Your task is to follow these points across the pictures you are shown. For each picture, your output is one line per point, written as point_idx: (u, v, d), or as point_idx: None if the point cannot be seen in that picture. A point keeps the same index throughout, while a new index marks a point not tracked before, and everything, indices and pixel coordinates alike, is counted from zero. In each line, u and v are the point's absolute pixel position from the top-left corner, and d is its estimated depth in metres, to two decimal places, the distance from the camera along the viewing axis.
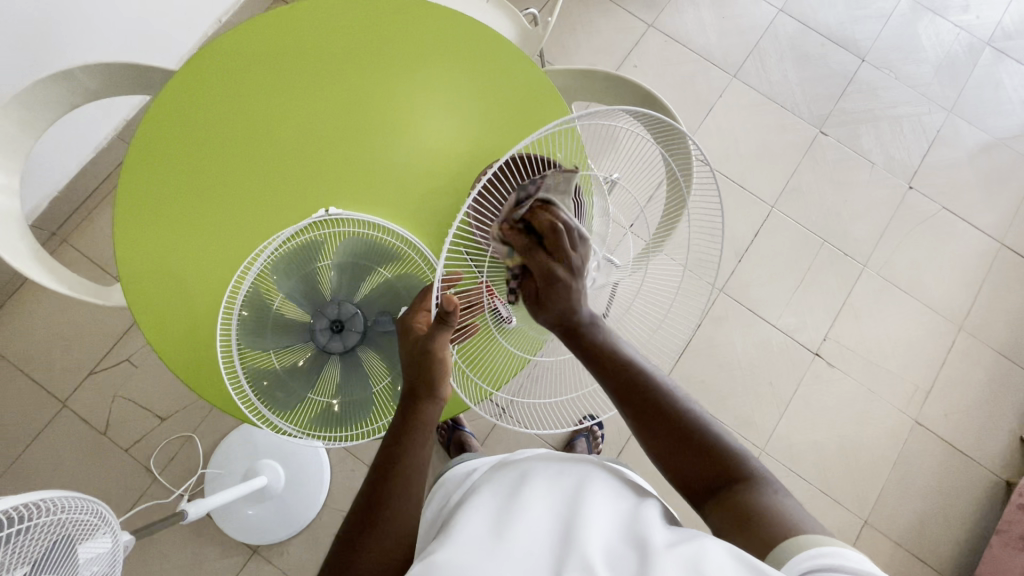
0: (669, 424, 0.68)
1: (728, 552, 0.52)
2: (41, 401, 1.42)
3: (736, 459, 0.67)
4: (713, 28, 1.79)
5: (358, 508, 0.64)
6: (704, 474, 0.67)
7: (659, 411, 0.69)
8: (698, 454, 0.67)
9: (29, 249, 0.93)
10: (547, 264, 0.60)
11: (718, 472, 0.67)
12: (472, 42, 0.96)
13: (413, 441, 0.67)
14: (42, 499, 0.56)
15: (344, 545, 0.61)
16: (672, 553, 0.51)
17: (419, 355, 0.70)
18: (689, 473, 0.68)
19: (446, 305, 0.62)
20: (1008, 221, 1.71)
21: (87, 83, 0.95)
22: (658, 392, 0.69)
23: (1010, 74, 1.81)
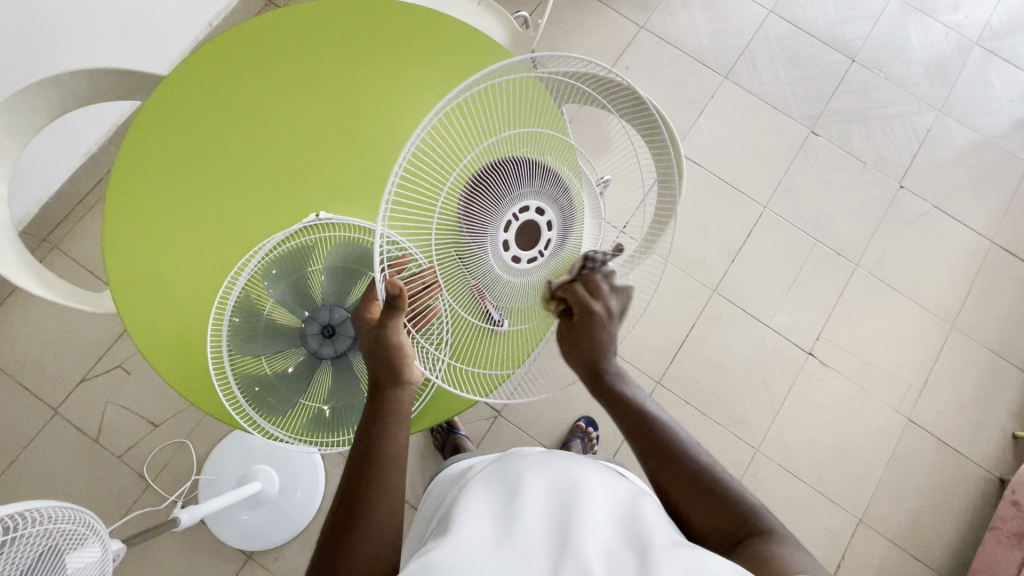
0: (684, 471, 0.69)
1: (728, 567, 0.52)
2: (33, 408, 1.41)
3: (751, 511, 0.66)
4: (704, 29, 1.80)
5: (340, 506, 0.63)
6: (716, 525, 0.66)
7: (674, 464, 0.69)
8: (712, 506, 0.67)
9: (18, 257, 0.92)
10: (586, 302, 0.67)
11: (732, 526, 0.65)
12: (463, 44, 0.96)
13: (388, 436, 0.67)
14: (28, 510, 0.56)
15: (331, 538, 0.62)
16: (671, 561, 0.51)
17: (376, 344, 0.69)
18: (700, 519, 0.67)
19: (390, 289, 0.63)
20: (999, 219, 1.72)
21: (76, 89, 0.94)
22: (672, 444, 0.71)
23: (998, 73, 1.82)
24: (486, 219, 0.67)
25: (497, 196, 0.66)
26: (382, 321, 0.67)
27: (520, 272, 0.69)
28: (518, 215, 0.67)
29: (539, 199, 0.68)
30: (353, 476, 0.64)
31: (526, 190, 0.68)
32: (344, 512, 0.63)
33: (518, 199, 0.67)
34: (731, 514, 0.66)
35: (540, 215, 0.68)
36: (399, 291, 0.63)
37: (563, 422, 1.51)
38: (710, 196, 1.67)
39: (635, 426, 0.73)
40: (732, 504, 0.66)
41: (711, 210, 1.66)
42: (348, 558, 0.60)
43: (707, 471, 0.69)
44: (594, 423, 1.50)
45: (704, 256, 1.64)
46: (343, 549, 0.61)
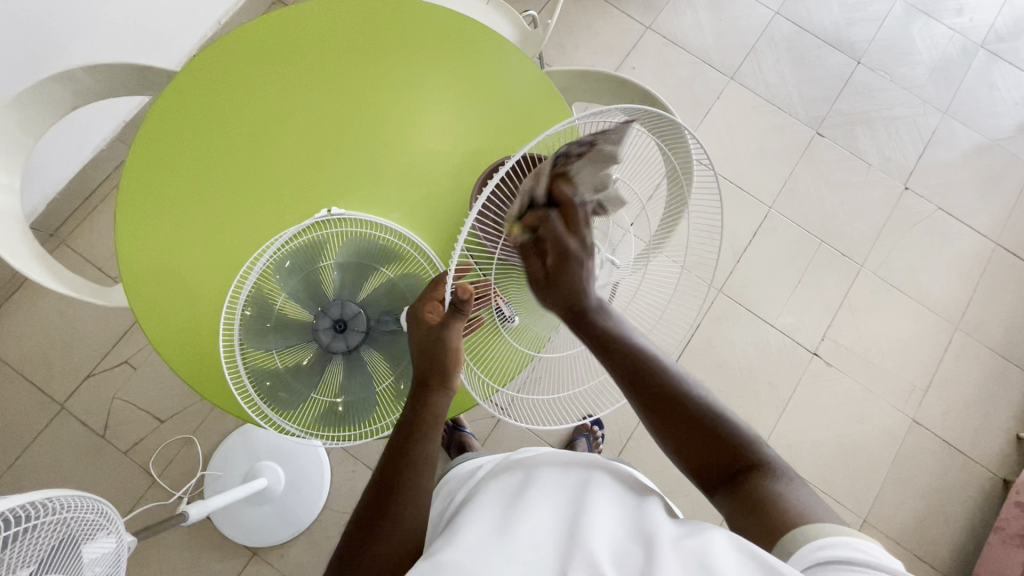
0: (676, 411, 0.67)
1: (730, 542, 0.52)
2: (40, 403, 1.41)
3: (745, 447, 0.66)
4: (710, 30, 1.80)
5: (367, 505, 0.64)
6: (713, 459, 0.67)
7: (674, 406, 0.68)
8: (705, 440, 0.67)
9: (31, 251, 0.92)
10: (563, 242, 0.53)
11: (728, 458, 0.66)
12: (472, 42, 0.97)
13: (422, 435, 0.67)
14: (48, 499, 0.56)
15: (355, 532, 0.63)
16: (676, 549, 0.51)
17: (432, 344, 0.68)
18: (699, 458, 0.67)
19: (462, 294, 0.61)
20: (1003, 221, 1.73)
21: (90, 84, 0.95)
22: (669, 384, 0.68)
23: (1003, 76, 1.83)
24: None
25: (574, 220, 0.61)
26: (443, 324, 0.66)
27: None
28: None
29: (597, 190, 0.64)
30: (385, 476, 0.65)
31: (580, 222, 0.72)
32: (370, 512, 0.64)
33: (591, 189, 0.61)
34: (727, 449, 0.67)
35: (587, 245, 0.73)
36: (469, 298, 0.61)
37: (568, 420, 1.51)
38: None
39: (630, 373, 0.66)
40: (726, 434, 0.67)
41: None
42: (369, 551, 0.61)
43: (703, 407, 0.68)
44: (599, 422, 1.51)
45: None
46: (362, 551, 0.61)
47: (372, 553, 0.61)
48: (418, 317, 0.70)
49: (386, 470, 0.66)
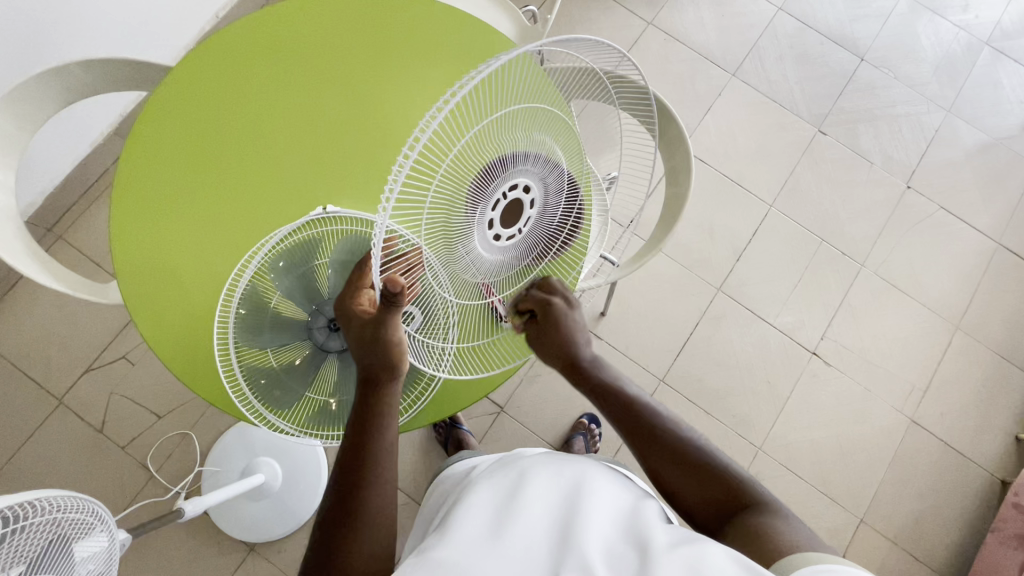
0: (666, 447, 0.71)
1: (729, 558, 0.51)
2: (37, 398, 1.41)
3: (736, 483, 0.68)
4: (712, 27, 1.78)
5: (333, 499, 0.64)
6: (710, 497, 0.68)
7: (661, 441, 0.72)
8: (689, 475, 0.70)
9: (26, 247, 0.92)
10: (542, 298, 0.77)
11: (722, 496, 0.68)
12: (470, 43, 0.96)
13: (375, 426, 0.68)
14: (38, 499, 0.56)
15: (324, 534, 0.62)
16: (669, 556, 0.51)
17: (371, 340, 0.68)
18: (683, 489, 0.70)
19: (391, 287, 0.60)
20: (1005, 221, 1.71)
21: (84, 80, 0.95)
22: (659, 425, 0.74)
23: (1008, 74, 1.81)
24: (474, 198, 0.62)
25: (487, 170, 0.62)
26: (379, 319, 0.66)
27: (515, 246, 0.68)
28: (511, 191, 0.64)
29: (526, 178, 0.65)
30: (348, 464, 0.65)
31: (520, 166, 0.64)
32: (350, 506, 0.63)
33: (506, 181, 0.63)
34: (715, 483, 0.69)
35: (525, 193, 0.65)
36: (403, 289, 0.61)
37: (566, 418, 1.51)
38: (716, 195, 1.67)
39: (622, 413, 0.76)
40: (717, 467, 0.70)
41: (717, 209, 1.66)
42: (350, 549, 0.61)
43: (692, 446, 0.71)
44: (596, 420, 1.50)
45: (709, 253, 1.63)
46: (340, 551, 0.61)
47: (352, 550, 0.61)
48: (351, 312, 0.71)
49: (351, 459, 0.66)
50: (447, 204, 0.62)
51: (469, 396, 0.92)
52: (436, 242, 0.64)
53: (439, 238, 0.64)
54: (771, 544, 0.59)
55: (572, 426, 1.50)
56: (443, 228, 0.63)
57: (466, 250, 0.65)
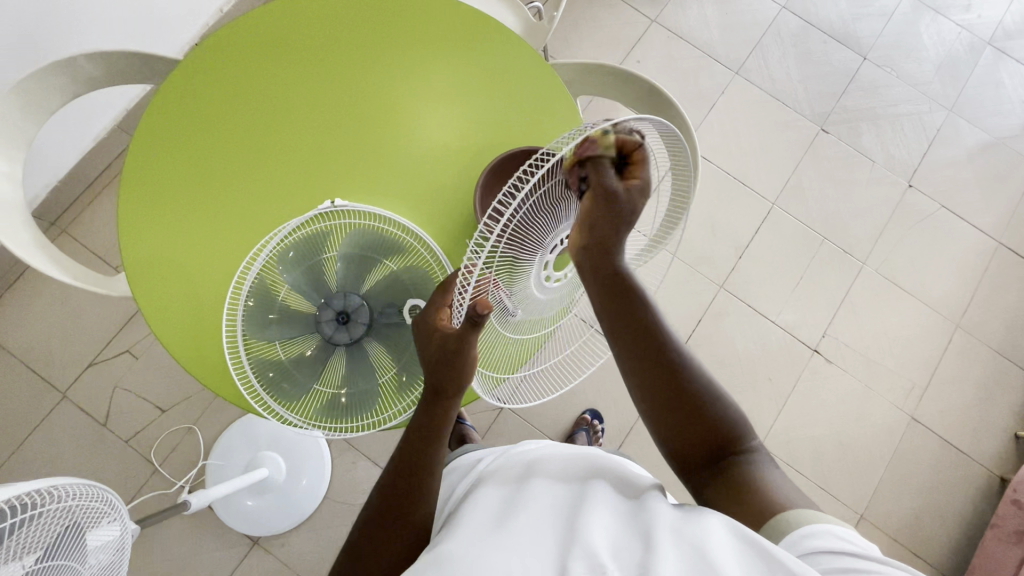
0: (671, 385, 0.70)
1: (731, 534, 0.52)
2: (40, 392, 1.41)
3: (732, 429, 0.70)
4: (716, 25, 1.79)
5: (378, 502, 0.67)
6: (701, 441, 0.69)
7: (668, 378, 0.70)
8: (682, 420, 0.70)
9: (33, 239, 0.92)
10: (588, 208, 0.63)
11: (717, 441, 0.69)
12: (474, 36, 0.96)
13: (422, 440, 0.69)
14: (52, 487, 0.56)
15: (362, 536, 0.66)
16: (674, 539, 0.51)
17: (450, 355, 0.66)
18: (673, 428, 0.70)
19: (480, 308, 0.59)
20: (1006, 220, 1.72)
21: (92, 72, 0.95)
22: (666, 356, 0.71)
23: (1010, 74, 1.82)
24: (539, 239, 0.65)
25: (555, 214, 0.64)
26: (461, 335, 0.64)
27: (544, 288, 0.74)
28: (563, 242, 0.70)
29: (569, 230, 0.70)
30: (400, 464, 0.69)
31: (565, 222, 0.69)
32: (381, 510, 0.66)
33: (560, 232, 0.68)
34: (702, 435, 0.70)
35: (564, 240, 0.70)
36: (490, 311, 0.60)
37: (568, 414, 1.52)
38: (718, 192, 1.67)
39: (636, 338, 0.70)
40: (712, 422, 0.70)
41: (719, 207, 1.66)
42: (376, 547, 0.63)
43: (695, 387, 0.70)
44: (598, 416, 1.51)
45: (712, 251, 1.64)
46: (371, 549, 0.64)
47: (381, 546, 0.63)
48: (435, 325, 0.68)
49: (396, 472, 0.68)
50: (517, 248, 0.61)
51: (473, 392, 0.94)
52: (501, 277, 0.63)
53: (503, 273, 0.63)
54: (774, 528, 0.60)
55: (575, 422, 1.51)
56: (509, 267, 0.63)
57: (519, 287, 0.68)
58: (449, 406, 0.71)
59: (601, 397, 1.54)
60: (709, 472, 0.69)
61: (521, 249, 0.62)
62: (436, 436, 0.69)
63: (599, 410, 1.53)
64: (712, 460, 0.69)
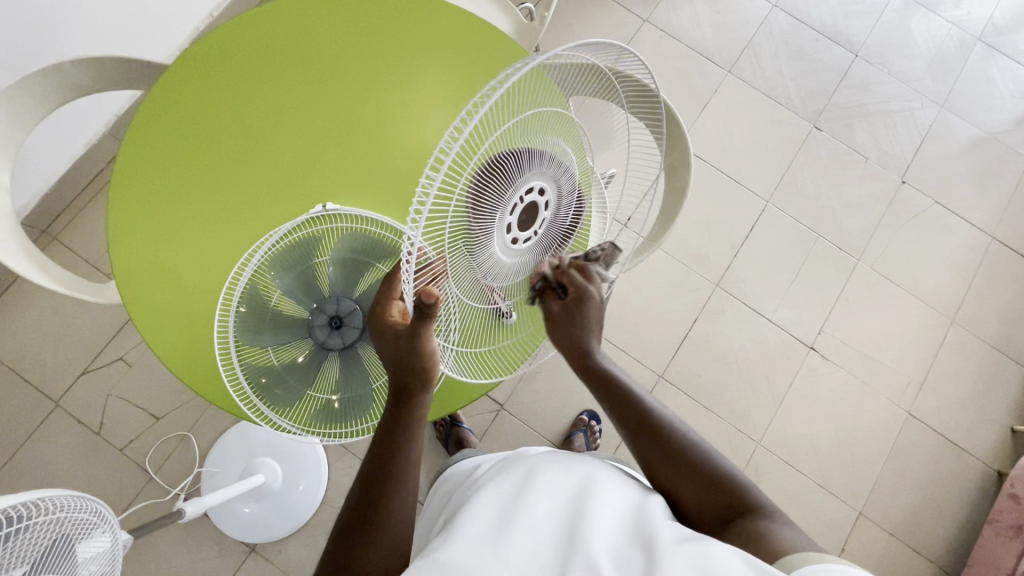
0: (676, 457, 0.71)
1: (737, 557, 0.52)
2: (33, 401, 1.40)
3: (740, 489, 0.68)
4: (708, 24, 1.79)
5: (354, 504, 0.64)
6: (706, 499, 0.68)
7: (660, 441, 0.72)
8: (691, 477, 0.69)
9: (22, 248, 0.91)
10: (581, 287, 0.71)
11: (723, 502, 0.68)
12: (464, 36, 0.96)
13: (407, 440, 0.68)
14: (41, 499, 0.55)
15: (342, 536, 0.63)
16: (676, 554, 0.51)
17: (407, 355, 0.66)
18: (675, 491, 0.70)
19: (425, 298, 0.58)
20: (999, 214, 1.73)
21: (79, 78, 0.94)
22: (658, 421, 0.74)
23: (1000, 69, 1.83)
24: (500, 201, 0.61)
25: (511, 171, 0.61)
26: (412, 331, 0.64)
27: (511, 252, 0.67)
28: (525, 194, 0.63)
29: (543, 180, 0.65)
30: (376, 461, 0.67)
31: (538, 169, 0.64)
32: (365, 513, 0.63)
33: (527, 180, 0.63)
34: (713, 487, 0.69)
35: (540, 195, 0.65)
36: (437, 301, 0.59)
37: (565, 415, 1.51)
38: (713, 191, 1.67)
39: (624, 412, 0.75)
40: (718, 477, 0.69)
41: (714, 205, 1.66)
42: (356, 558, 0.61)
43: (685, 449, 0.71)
44: (595, 417, 1.50)
45: (706, 249, 1.64)
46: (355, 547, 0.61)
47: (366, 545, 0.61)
48: (384, 323, 0.69)
49: (374, 471, 0.66)
50: (470, 211, 0.60)
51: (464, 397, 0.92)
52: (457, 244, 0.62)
53: (460, 240, 0.62)
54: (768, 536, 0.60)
55: (572, 423, 1.51)
56: (466, 233, 0.61)
57: (485, 253, 0.64)
58: (419, 399, 0.69)
59: None
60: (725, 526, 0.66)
61: (481, 213, 0.61)
62: (405, 431, 0.68)
63: (596, 411, 1.52)
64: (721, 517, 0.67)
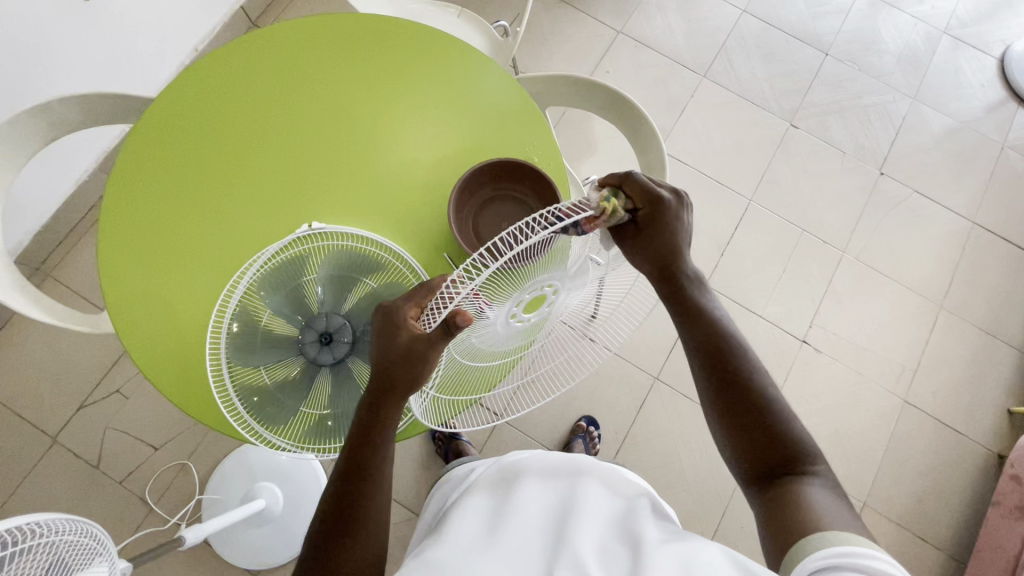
0: (748, 418, 0.68)
1: (725, 555, 0.53)
2: (30, 438, 1.40)
3: (803, 452, 0.67)
4: (681, 31, 1.84)
5: (351, 505, 0.67)
6: (765, 457, 0.67)
7: (740, 396, 0.69)
8: (752, 435, 0.68)
9: (14, 282, 0.93)
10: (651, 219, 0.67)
11: (781, 464, 0.66)
12: (439, 55, 0.99)
13: None
14: (35, 523, 0.56)
15: (323, 546, 0.65)
16: (664, 551, 0.52)
17: (417, 361, 0.63)
18: (741, 446, 0.68)
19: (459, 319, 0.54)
20: (978, 200, 1.76)
21: (65, 115, 0.96)
22: (742, 372, 0.70)
23: (968, 60, 1.88)
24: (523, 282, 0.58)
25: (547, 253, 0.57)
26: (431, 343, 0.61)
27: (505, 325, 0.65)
28: (542, 289, 0.62)
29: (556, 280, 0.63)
30: (366, 472, 0.68)
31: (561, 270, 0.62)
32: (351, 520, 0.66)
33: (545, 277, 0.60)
34: (773, 442, 0.67)
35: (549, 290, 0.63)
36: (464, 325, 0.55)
37: (564, 422, 1.52)
38: (696, 192, 1.70)
39: (711, 359, 0.71)
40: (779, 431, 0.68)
41: (697, 205, 1.69)
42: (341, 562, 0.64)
43: (761, 406, 0.68)
44: (594, 422, 1.50)
45: (694, 250, 1.66)
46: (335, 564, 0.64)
47: (352, 545, 0.65)
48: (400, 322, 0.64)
49: (365, 478, 0.68)
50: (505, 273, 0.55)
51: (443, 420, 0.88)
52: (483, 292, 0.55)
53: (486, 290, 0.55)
54: (800, 513, 0.60)
55: (571, 429, 1.51)
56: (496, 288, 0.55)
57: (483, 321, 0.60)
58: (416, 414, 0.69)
59: (595, 404, 1.54)
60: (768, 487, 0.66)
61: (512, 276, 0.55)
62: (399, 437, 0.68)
63: (594, 416, 1.53)
64: (775, 474, 0.66)
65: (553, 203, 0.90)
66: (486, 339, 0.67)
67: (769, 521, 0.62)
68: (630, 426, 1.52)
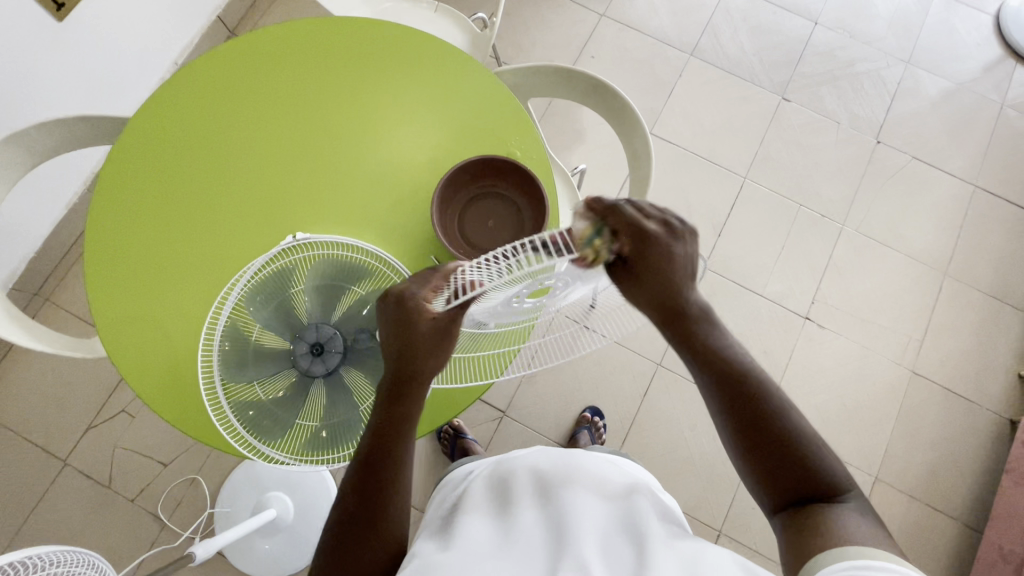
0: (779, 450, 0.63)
1: (734, 563, 0.53)
2: (41, 463, 1.41)
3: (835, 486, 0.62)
4: (664, 10, 1.80)
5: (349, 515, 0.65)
6: (790, 488, 0.62)
7: (767, 428, 0.63)
8: (778, 469, 0.62)
9: (5, 312, 0.93)
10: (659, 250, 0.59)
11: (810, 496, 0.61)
12: (419, 54, 0.97)
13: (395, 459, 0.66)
14: (30, 557, 0.56)
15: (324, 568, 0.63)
16: (666, 550, 0.53)
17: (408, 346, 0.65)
18: (768, 477, 0.63)
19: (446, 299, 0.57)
20: (978, 162, 1.72)
21: (40, 140, 0.95)
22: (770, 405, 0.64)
23: (962, 19, 1.83)
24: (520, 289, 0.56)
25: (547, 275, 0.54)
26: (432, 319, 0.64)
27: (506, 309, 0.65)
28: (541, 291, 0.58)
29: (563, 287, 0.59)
30: (360, 486, 0.65)
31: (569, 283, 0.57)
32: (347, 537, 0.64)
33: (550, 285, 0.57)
34: (801, 475, 0.62)
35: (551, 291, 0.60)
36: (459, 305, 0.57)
37: (568, 415, 1.51)
38: (689, 174, 1.68)
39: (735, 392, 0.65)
40: (800, 455, 0.62)
41: (691, 187, 1.67)
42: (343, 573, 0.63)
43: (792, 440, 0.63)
44: (599, 413, 1.49)
45: None
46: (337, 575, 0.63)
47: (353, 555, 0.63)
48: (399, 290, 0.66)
49: (360, 494, 0.65)
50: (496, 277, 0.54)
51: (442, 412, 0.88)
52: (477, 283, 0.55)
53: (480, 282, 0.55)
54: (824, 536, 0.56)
55: (576, 421, 1.50)
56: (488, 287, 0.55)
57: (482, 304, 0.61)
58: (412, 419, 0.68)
59: (599, 394, 1.53)
60: (791, 516, 0.62)
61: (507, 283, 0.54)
62: (394, 443, 0.67)
63: (599, 407, 1.51)
64: (799, 499, 0.62)
65: (538, 199, 0.88)
66: (485, 312, 0.68)
67: (793, 550, 0.58)
68: (635, 414, 1.51)
